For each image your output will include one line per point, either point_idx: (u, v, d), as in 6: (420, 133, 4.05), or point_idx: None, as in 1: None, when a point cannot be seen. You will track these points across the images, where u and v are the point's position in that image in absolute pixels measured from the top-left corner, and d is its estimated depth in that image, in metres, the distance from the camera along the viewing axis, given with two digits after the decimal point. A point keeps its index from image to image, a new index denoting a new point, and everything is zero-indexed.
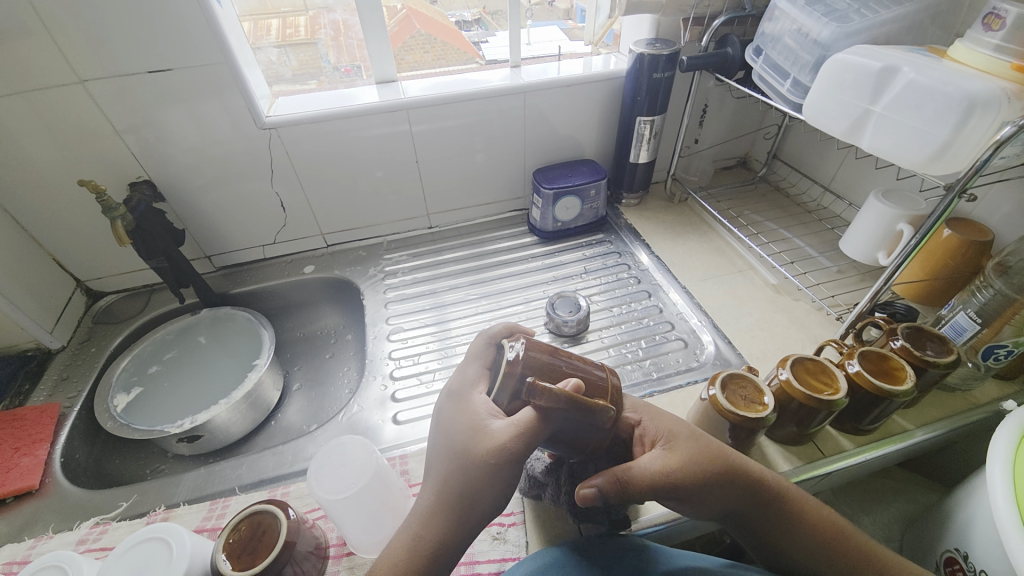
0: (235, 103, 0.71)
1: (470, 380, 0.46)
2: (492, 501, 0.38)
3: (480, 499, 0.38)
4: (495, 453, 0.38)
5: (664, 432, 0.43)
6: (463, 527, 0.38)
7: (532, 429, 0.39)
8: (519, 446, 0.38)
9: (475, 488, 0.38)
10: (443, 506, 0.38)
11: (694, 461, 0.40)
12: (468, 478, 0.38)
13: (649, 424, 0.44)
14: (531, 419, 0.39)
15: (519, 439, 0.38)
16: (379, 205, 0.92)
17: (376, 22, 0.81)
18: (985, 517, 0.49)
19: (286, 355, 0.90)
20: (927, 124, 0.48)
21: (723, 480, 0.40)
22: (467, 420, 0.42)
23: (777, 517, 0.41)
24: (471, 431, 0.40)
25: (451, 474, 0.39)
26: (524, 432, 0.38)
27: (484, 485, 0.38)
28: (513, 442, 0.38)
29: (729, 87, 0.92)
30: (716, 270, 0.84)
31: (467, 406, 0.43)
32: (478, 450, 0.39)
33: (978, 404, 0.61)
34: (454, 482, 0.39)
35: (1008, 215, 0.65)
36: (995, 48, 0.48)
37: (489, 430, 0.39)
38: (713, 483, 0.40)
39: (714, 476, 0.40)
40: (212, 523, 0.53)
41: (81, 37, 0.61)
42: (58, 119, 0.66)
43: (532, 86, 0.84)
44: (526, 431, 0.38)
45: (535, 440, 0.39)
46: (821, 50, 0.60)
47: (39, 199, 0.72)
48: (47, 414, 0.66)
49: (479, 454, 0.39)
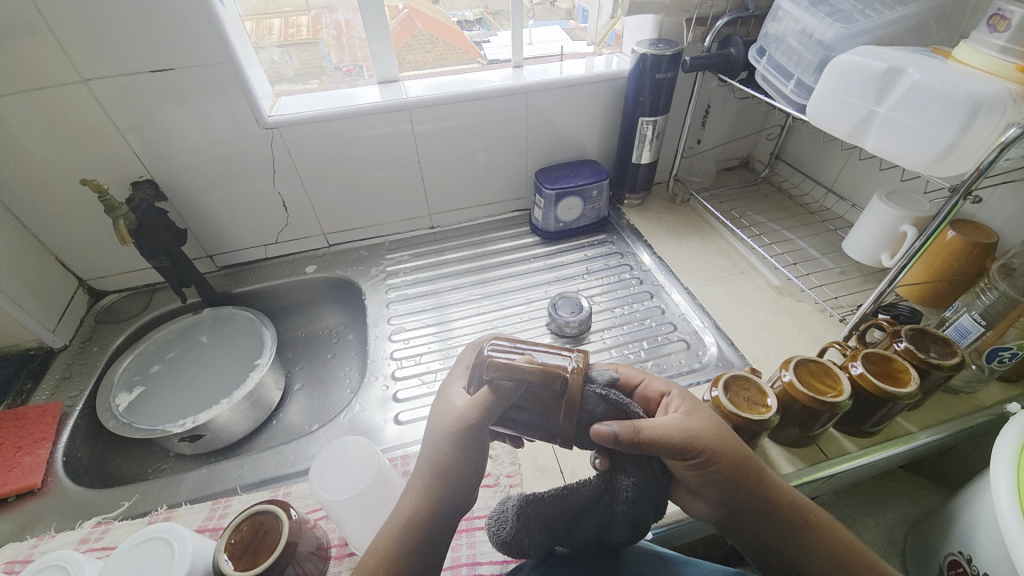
0: (238, 102, 0.71)
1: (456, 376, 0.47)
2: (460, 485, 0.39)
3: (449, 485, 0.39)
4: (457, 433, 0.39)
5: (688, 405, 0.43)
6: (438, 514, 0.38)
7: (487, 409, 0.39)
8: (477, 426, 0.39)
9: (446, 474, 0.39)
10: (416, 497, 0.39)
11: (717, 438, 0.40)
12: (438, 464, 0.39)
13: (676, 395, 0.44)
14: (486, 397, 0.39)
15: (477, 419, 0.39)
16: (381, 205, 0.92)
17: (378, 22, 0.81)
18: (989, 520, 0.49)
19: (287, 355, 0.90)
20: (932, 125, 0.48)
21: (740, 466, 0.40)
22: (440, 409, 0.43)
23: (776, 510, 0.41)
24: (440, 419, 0.41)
25: (423, 461, 0.40)
26: (482, 410, 0.39)
27: (451, 469, 0.39)
28: (472, 423, 0.39)
29: (732, 88, 0.92)
30: (719, 271, 0.84)
31: (443, 397, 0.44)
32: (443, 433, 0.40)
33: (981, 407, 0.60)
34: (424, 468, 0.40)
35: (1012, 217, 0.65)
36: (1001, 49, 0.48)
37: (452, 413, 0.41)
38: (730, 462, 0.39)
39: (731, 456, 0.39)
40: (214, 523, 0.53)
41: (84, 36, 0.61)
42: (60, 118, 0.66)
43: (534, 86, 0.83)
44: (483, 409, 0.39)
45: (492, 418, 0.39)
46: (825, 50, 0.60)
47: (42, 198, 0.72)
48: (49, 413, 0.66)
49: (444, 437, 0.40)
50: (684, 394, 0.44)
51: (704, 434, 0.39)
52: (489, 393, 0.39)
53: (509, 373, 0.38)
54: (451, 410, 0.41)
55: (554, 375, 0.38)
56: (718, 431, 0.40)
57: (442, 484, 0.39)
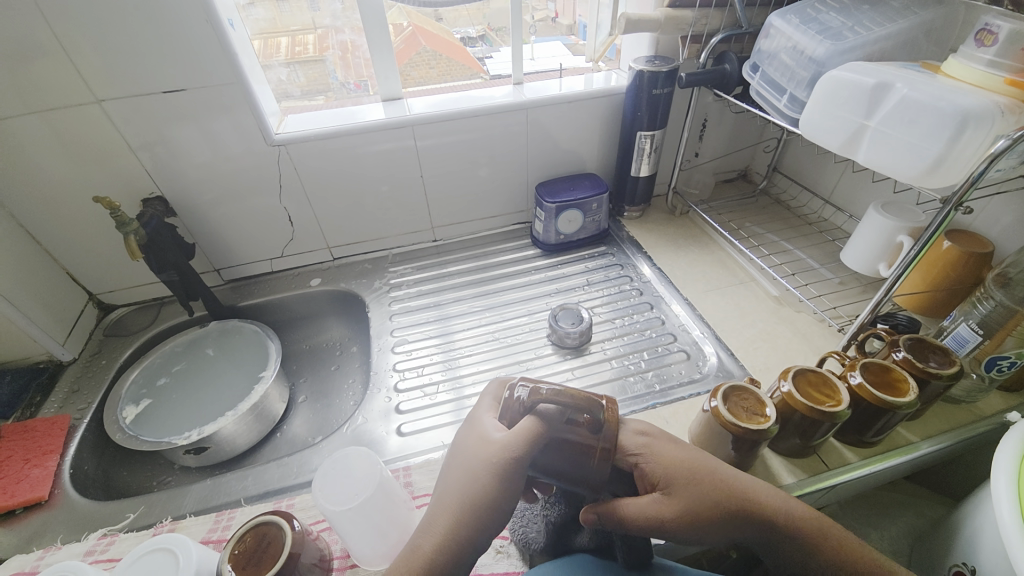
0: (246, 120, 0.73)
1: (485, 406, 0.47)
2: (490, 523, 0.38)
3: (481, 520, 0.38)
4: (497, 464, 0.39)
5: (660, 473, 0.41)
6: (462, 551, 0.37)
7: (530, 438, 0.40)
8: (519, 454, 0.39)
9: (479, 509, 0.38)
10: (439, 533, 0.38)
11: (694, 512, 0.39)
12: (475, 496, 0.39)
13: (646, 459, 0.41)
14: (533, 426, 0.40)
15: (520, 450, 0.40)
16: (385, 219, 0.93)
17: (382, 42, 0.83)
18: (992, 530, 0.49)
19: (291, 367, 0.91)
20: (922, 139, 0.49)
21: (729, 528, 0.39)
22: (474, 436, 0.43)
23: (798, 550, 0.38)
24: (478, 448, 0.41)
25: (456, 493, 0.40)
26: (527, 443, 0.40)
27: (485, 505, 0.38)
28: (515, 452, 0.40)
29: (728, 102, 0.93)
30: (718, 282, 0.84)
31: (477, 428, 0.44)
32: (483, 465, 0.40)
33: (983, 416, 0.60)
34: (457, 500, 0.39)
35: (1008, 226, 0.66)
36: (989, 64, 0.49)
37: (492, 444, 0.41)
38: (714, 531, 0.39)
39: (714, 526, 0.39)
40: (218, 534, 0.53)
41: (99, 59, 0.63)
42: (75, 137, 0.68)
43: (534, 102, 0.85)
44: (525, 443, 0.40)
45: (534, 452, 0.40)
46: (817, 66, 0.61)
47: (55, 215, 0.74)
48: (57, 426, 0.67)
49: (485, 470, 0.39)
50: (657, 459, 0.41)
51: (679, 516, 0.39)
52: (537, 423, 0.40)
53: (557, 401, 0.40)
54: (488, 441, 0.41)
55: (593, 404, 0.39)
56: (695, 508, 0.39)
57: (476, 518, 0.38)
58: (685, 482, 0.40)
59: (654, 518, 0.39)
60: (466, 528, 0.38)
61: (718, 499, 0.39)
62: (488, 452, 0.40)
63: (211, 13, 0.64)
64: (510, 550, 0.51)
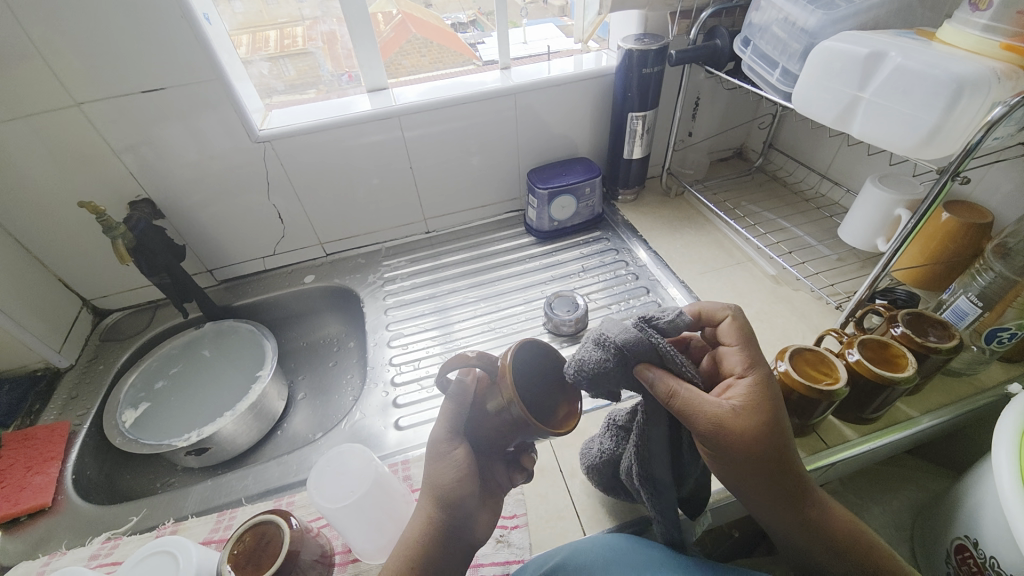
0: (229, 118, 0.72)
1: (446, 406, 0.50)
2: (455, 498, 0.40)
3: (444, 500, 0.40)
4: (434, 450, 0.43)
5: (755, 399, 0.40)
6: (438, 529, 0.40)
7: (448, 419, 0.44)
8: (444, 433, 0.43)
9: (440, 491, 0.41)
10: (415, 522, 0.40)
11: (763, 439, 0.38)
12: (436, 488, 0.41)
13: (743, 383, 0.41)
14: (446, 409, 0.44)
15: (444, 430, 0.44)
16: (377, 212, 0.92)
17: (365, 32, 0.81)
18: (994, 503, 0.48)
19: (289, 365, 0.91)
20: (917, 108, 0.48)
21: (778, 467, 0.38)
22: None
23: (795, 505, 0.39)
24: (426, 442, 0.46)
25: (424, 487, 0.42)
26: (448, 424, 0.44)
27: (443, 485, 0.41)
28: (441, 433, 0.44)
29: (720, 79, 0.91)
30: (715, 263, 0.84)
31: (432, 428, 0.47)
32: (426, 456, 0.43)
33: (984, 389, 0.60)
34: (425, 492, 0.42)
35: (1008, 195, 0.64)
36: (984, 28, 0.47)
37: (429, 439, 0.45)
38: (750, 459, 0.38)
39: (756, 450, 0.38)
40: (219, 534, 0.54)
41: (79, 62, 0.62)
42: (58, 143, 0.67)
43: (522, 87, 0.84)
44: (446, 420, 0.44)
45: (457, 429, 0.43)
46: (809, 38, 0.59)
47: (43, 222, 0.73)
48: (57, 433, 0.67)
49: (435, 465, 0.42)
50: (753, 390, 0.40)
51: (748, 433, 0.38)
52: (449, 405, 0.44)
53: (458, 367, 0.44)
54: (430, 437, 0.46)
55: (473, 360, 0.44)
56: (750, 436, 0.38)
57: (438, 498, 0.41)
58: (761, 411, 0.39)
59: (722, 416, 0.38)
60: (433, 514, 0.40)
61: (776, 440, 0.38)
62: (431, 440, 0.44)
63: (186, 9, 0.62)
64: (510, 540, 0.51)
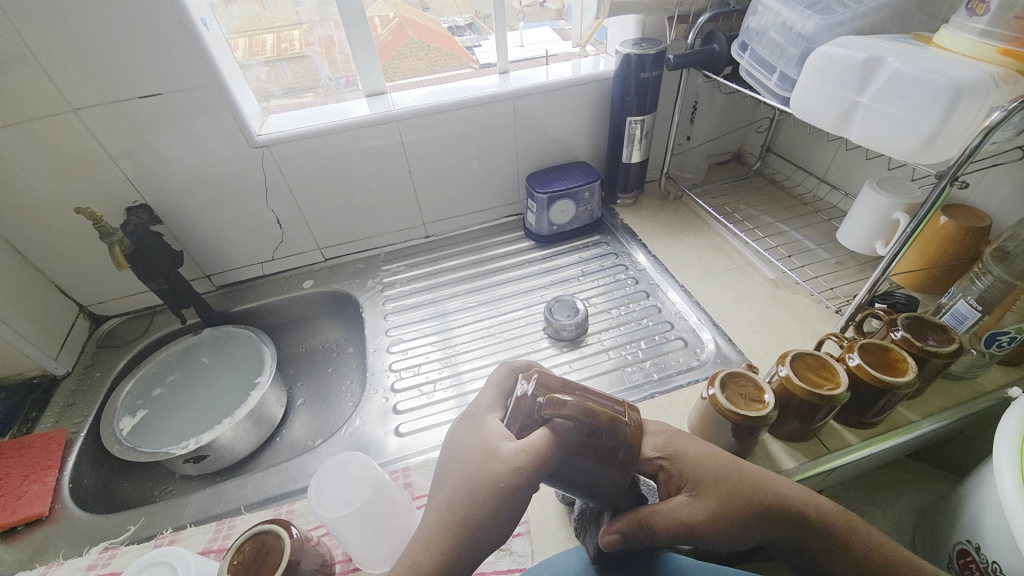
0: (228, 123, 0.72)
1: (484, 402, 0.44)
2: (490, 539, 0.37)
3: (479, 536, 0.36)
4: (502, 484, 0.36)
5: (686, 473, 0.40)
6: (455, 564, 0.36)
7: (541, 459, 0.36)
8: (530, 474, 0.36)
9: (479, 527, 0.36)
10: (434, 549, 0.36)
11: (723, 509, 0.39)
12: (472, 505, 0.37)
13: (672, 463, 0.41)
14: (544, 444, 0.36)
15: (526, 469, 0.36)
16: (376, 218, 0.92)
17: (363, 37, 0.81)
18: (995, 507, 0.48)
19: (288, 371, 0.91)
20: (915, 113, 0.48)
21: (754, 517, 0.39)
22: (476, 444, 0.39)
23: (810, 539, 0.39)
24: (482, 455, 0.38)
25: (455, 502, 0.37)
26: (536, 466, 0.36)
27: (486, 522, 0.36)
28: (524, 469, 0.36)
29: (718, 83, 0.92)
30: (714, 267, 0.84)
31: (480, 429, 0.41)
32: (485, 483, 0.37)
33: (983, 392, 0.60)
34: (455, 508, 0.37)
35: (1005, 198, 0.65)
36: (981, 33, 0.48)
37: (496, 460, 0.37)
38: (735, 529, 0.39)
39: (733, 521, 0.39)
40: (218, 544, 0.53)
41: (75, 67, 0.62)
42: (54, 148, 0.67)
43: (520, 91, 0.84)
44: (536, 466, 0.36)
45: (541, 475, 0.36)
46: (806, 43, 0.60)
47: (41, 229, 0.73)
48: (54, 441, 0.66)
49: (480, 483, 0.37)
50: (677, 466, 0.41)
51: (713, 519, 0.38)
52: (551, 435, 0.37)
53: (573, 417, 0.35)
54: (494, 455, 0.38)
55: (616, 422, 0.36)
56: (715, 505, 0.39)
57: (472, 533, 0.36)
58: (710, 479, 0.40)
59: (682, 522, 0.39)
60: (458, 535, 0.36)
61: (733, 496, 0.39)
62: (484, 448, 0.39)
63: (183, 14, 0.62)
64: (512, 548, 0.51)
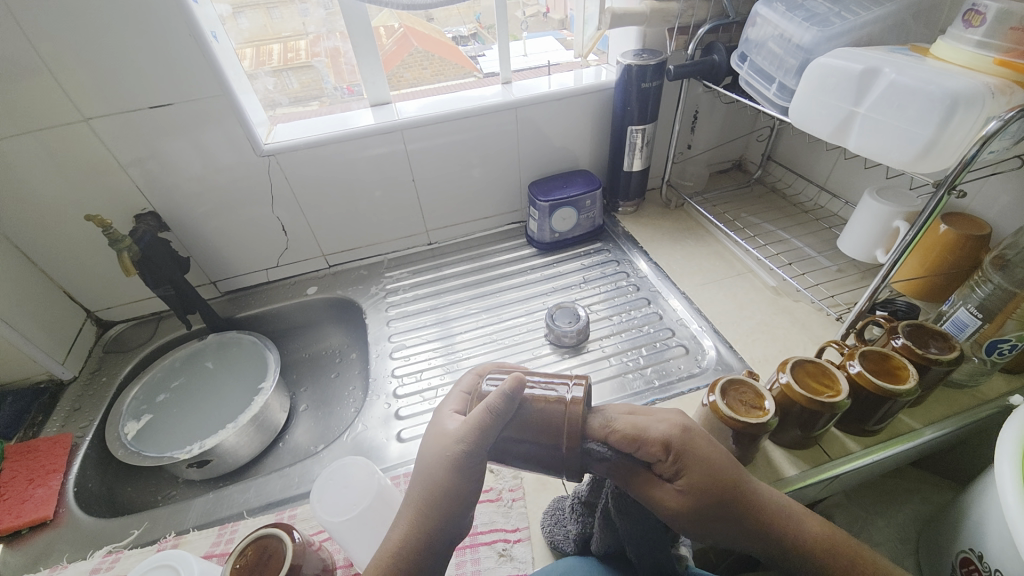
0: (235, 131, 0.73)
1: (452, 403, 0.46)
2: (455, 514, 0.39)
3: (440, 514, 0.39)
4: (450, 457, 0.39)
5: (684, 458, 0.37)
6: (428, 544, 0.38)
7: (477, 429, 0.39)
8: (471, 443, 0.39)
9: (440, 505, 0.39)
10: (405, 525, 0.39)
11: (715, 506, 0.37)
12: (430, 486, 0.39)
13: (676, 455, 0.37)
14: (480, 419, 0.39)
15: (467, 443, 0.39)
16: (379, 224, 0.93)
17: (369, 47, 0.83)
18: (998, 516, 0.48)
19: (291, 376, 0.91)
20: (913, 123, 0.48)
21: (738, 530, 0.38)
22: (432, 432, 0.42)
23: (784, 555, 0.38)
24: (434, 438, 0.41)
25: (415, 492, 0.40)
26: (474, 436, 0.39)
27: (448, 497, 0.39)
28: (465, 441, 0.39)
29: (718, 93, 0.93)
30: (715, 274, 0.84)
31: (437, 425, 0.43)
32: (437, 459, 0.39)
33: (985, 400, 0.60)
34: (415, 498, 0.40)
35: (1006, 207, 0.65)
36: (978, 44, 0.48)
37: (445, 437, 0.40)
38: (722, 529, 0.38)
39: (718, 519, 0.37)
40: (221, 548, 0.54)
41: (86, 77, 0.63)
42: (66, 156, 0.68)
43: (523, 101, 0.85)
44: (476, 436, 0.39)
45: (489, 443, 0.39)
46: (804, 54, 0.60)
47: (52, 236, 0.74)
48: (59, 445, 0.67)
49: (431, 465, 0.40)
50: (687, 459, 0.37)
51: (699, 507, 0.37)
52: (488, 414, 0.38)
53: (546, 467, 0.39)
54: (444, 436, 0.41)
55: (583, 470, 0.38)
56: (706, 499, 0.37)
57: (434, 514, 0.38)
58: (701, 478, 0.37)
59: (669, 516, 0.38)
60: (427, 520, 0.38)
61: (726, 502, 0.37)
62: (468, 426, 0.39)
63: (193, 27, 0.63)
64: (513, 553, 0.51)
